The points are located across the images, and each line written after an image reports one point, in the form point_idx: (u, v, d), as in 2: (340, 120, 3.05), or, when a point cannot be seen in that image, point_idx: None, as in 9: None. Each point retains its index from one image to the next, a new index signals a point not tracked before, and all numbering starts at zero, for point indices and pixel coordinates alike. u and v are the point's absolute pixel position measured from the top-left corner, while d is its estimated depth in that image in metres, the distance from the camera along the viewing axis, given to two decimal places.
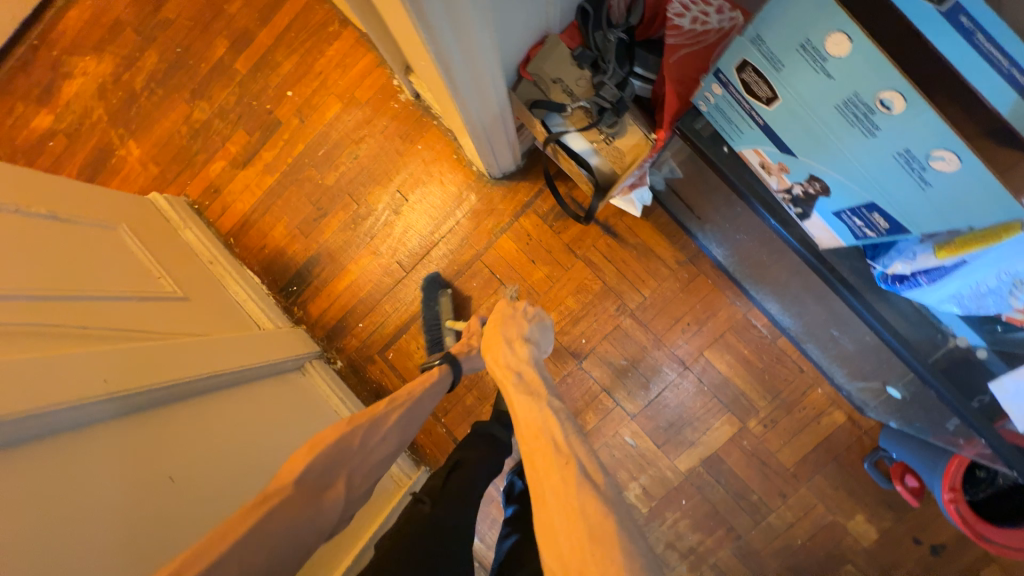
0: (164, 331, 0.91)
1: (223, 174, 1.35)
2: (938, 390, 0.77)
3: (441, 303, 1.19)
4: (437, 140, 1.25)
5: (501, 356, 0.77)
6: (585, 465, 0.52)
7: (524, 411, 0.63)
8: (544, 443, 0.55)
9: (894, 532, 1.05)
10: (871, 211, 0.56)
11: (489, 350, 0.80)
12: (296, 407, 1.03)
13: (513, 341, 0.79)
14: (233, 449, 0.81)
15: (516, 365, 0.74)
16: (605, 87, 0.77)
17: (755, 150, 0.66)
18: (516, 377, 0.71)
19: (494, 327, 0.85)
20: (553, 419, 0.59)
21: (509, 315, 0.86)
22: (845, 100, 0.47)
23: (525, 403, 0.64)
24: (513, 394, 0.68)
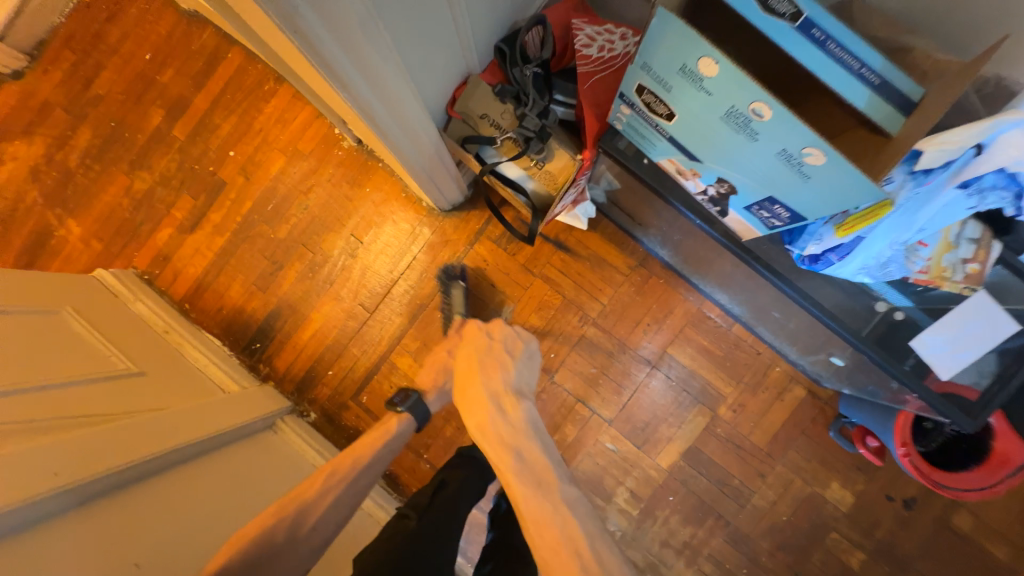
0: (119, 412, 0.88)
1: (172, 240, 1.34)
2: (872, 357, 0.80)
3: (455, 296, 1.19)
4: (385, 181, 1.28)
5: (487, 421, 0.72)
6: (606, 569, 0.53)
7: (531, 510, 0.59)
8: (564, 552, 0.54)
9: (869, 494, 1.10)
10: (773, 203, 0.61)
11: (471, 417, 0.75)
12: (273, 467, 1.01)
13: (502, 401, 0.75)
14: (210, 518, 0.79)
15: (509, 440, 0.69)
16: (528, 118, 0.83)
17: (670, 160, 0.72)
18: (512, 459, 0.66)
19: (471, 385, 0.79)
20: (570, 518, 0.57)
21: (486, 349, 0.87)
22: (727, 112, 0.53)
23: (530, 500, 0.60)
24: (514, 486, 0.63)
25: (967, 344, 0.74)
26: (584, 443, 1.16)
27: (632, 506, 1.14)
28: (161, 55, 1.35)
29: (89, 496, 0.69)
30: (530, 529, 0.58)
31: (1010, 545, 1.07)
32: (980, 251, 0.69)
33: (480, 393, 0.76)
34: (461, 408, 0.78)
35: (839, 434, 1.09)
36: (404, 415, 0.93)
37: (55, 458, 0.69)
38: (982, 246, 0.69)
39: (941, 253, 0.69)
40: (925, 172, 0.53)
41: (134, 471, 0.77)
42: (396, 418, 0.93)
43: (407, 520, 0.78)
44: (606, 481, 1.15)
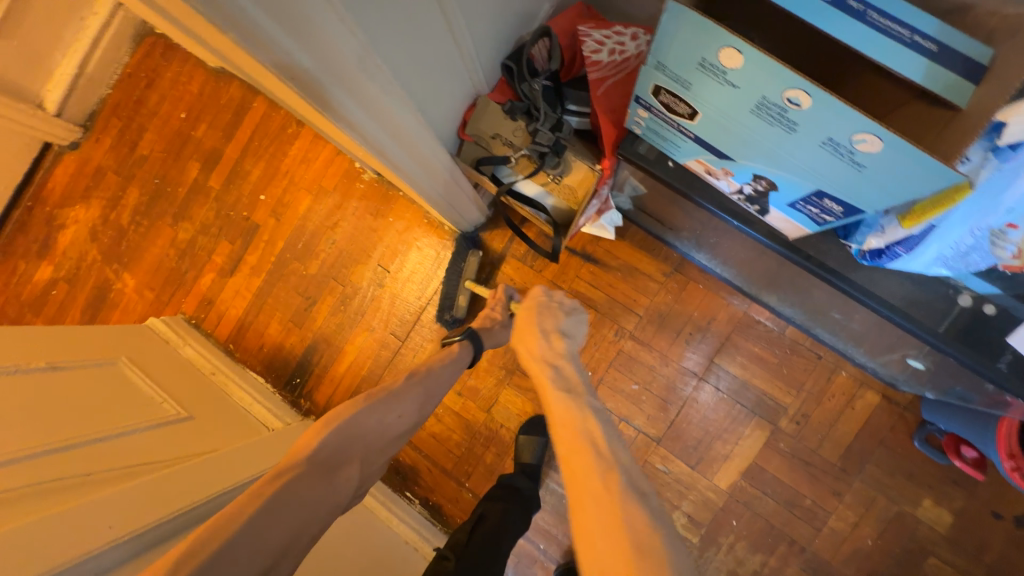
0: (170, 457, 0.91)
1: (214, 284, 1.40)
2: (958, 358, 0.72)
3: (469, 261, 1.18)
4: (406, 209, 1.29)
5: (540, 351, 0.78)
6: (630, 473, 0.56)
7: (561, 410, 0.66)
8: (586, 449, 0.59)
9: (970, 511, 0.96)
10: (822, 197, 0.54)
11: (521, 342, 0.82)
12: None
13: (550, 333, 0.80)
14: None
15: (553, 360, 0.75)
16: (540, 133, 0.80)
17: (698, 161, 0.67)
18: (552, 374, 0.73)
19: (522, 317, 0.85)
20: (597, 427, 0.62)
21: (543, 303, 0.86)
22: (757, 104, 0.47)
23: (564, 404, 0.67)
24: (551, 394, 0.69)
25: None
26: None
27: (691, 532, 1.05)
28: (195, 112, 1.44)
29: (142, 548, 0.70)
30: (556, 427, 0.65)
31: None
32: None
33: (533, 325, 0.82)
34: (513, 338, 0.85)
35: (925, 444, 0.96)
36: (464, 345, 0.93)
37: (115, 508, 0.71)
38: None
39: None
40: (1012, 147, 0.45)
41: (187, 519, 0.77)
42: (455, 343, 0.93)
43: (446, 561, 0.77)
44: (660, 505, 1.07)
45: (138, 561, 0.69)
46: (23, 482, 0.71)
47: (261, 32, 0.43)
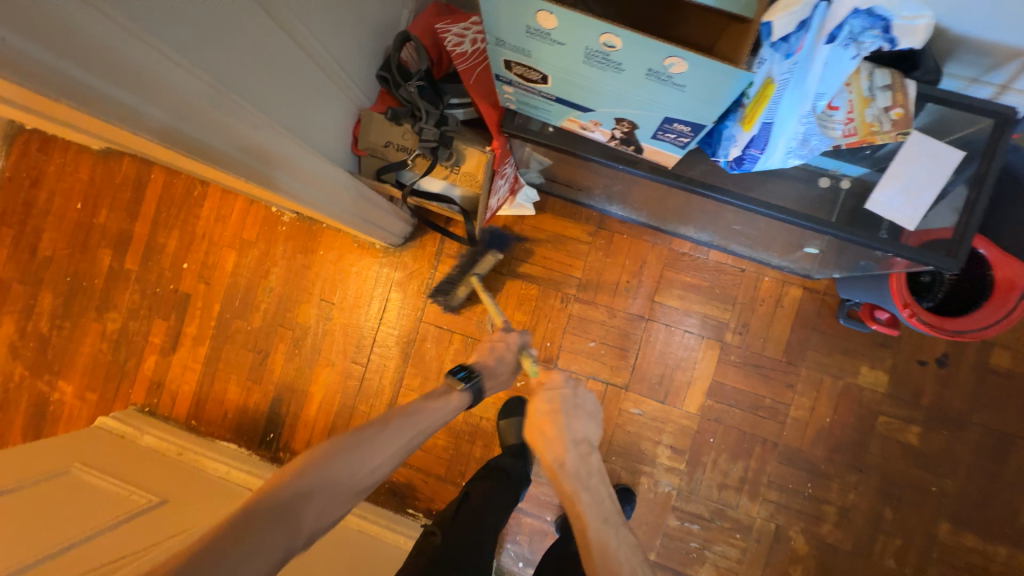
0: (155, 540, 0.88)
1: (159, 366, 1.35)
2: (854, 239, 0.76)
3: (484, 260, 1.15)
4: (334, 238, 1.29)
5: (573, 464, 0.74)
6: None
7: (600, 550, 0.67)
8: None
9: (900, 366, 1.07)
10: (671, 123, 0.60)
11: (544, 447, 0.76)
12: (335, 550, 0.99)
13: (579, 445, 0.77)
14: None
15: (584, 479, 0.74)
16: (425, 130, 0.83)
17: (570, 120, 0.72)
18: (584, 500, 0.72)
19: (545, 417, 0.78)
20: (638, 574, 0.65)
21: (568, 397, 0.80)
22: (586, 54, 0.53)
23: (601, 539, 0.68)
24: (586, 525, 0.70)
25: (921, 186, 0.74)
26: (610, 417, 1.14)
27: (677, 461, 1.12)
28: (91, 200, 1.39)
29: None
30: (597, 568, 0.65)
31: None
32: (897, 94, 0.68)
33: (560, 428, 0.76)
34: (528, 433, 0.79)
35: (848, 319, 1.07)
36: (464, 393, 0.85)
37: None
38: (898, 88, 0.68)
39: (861, 110, 0.68)
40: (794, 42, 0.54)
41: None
42: (455, 396, 0.84)
43: (434, 536, 0.81)
44: (644, 445, 1.13)
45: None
46: None
47: (90, 91, 0.44)
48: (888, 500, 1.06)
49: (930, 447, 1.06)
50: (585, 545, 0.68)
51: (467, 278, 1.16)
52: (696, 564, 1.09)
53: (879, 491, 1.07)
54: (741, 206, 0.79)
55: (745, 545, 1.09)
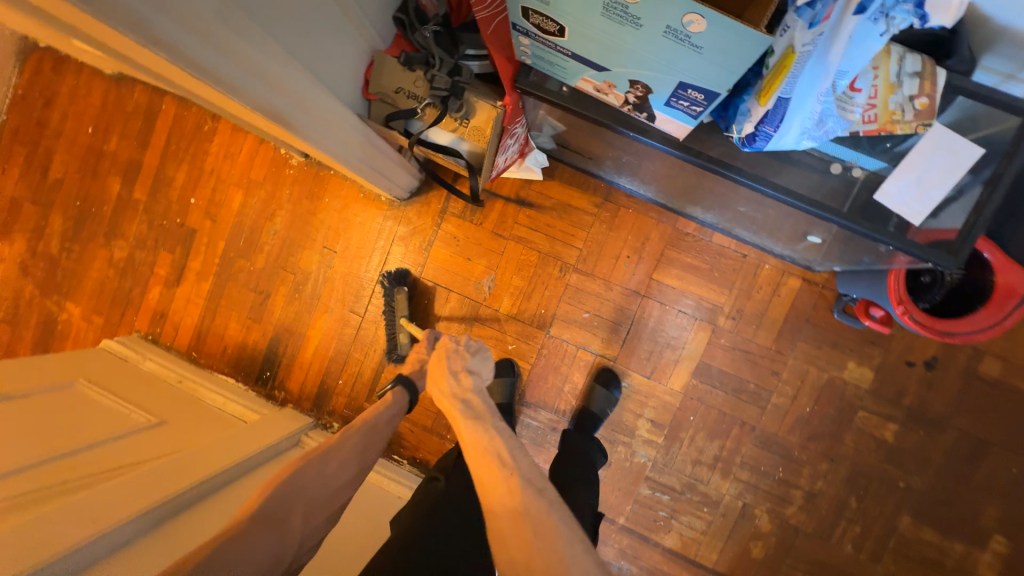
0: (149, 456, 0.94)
1: (164, 297, 1.39)
2: (861, 232, 0.76)
3: (396, 298, 1.20)
4: (341, 186, 1.29)
5: (446, 386, 0.78)
6: (528, 474, 0.61)
7: (471, 441, 0.67)
8: (492, 463, 0.62)
9: (888, 364, 1.09)
10: (685, 89, 0.60)
11: (431, 385, 0.81)
12: None
13: (457, 373, 0.80)
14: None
15: (461, 395, 0.76)
16: (437, 78, 0.81)
17: (585, 80, 0.70)
18: (460, 409, 0.73)
19: (434, 362, 0.84)
20: (500, 444, 0.65)
21: (450, 349, 0.85)
22: (605, 5, 0.52)
23: (472, 432, 0.68)
24: (461, 427, 0.71)
25: (933, 181, 0.72)
26: None
27: (656, 434, 1.15)
28: (103, 126, 1.38)
29: (127, 539, 0.74)
30: (472, 458, 0.66)
31: None
32: (926, 83, 0.66)
33: (440, 366, 0.81)
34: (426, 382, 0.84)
35: (843, 313, 1.07)
36: (398, 389, 0.94)
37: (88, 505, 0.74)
38: (927, 78, 0.66)
39: (884, 95, 0.66)
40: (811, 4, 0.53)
41: (159, 514, 0.80)
42: (390, 394, 0.93)
43: (437, 481, 0.85)
44: (625, 417, 1.16)
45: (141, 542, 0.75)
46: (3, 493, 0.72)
47: None
48: (855, 489, 1.10)
49: (905, 445, 1.08)
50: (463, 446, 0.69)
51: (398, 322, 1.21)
52: (662, 531, 1.14)
53: (848, 481, 1.10)
54: (751, 187, 0.77)
55: (711, 519, 1.13)
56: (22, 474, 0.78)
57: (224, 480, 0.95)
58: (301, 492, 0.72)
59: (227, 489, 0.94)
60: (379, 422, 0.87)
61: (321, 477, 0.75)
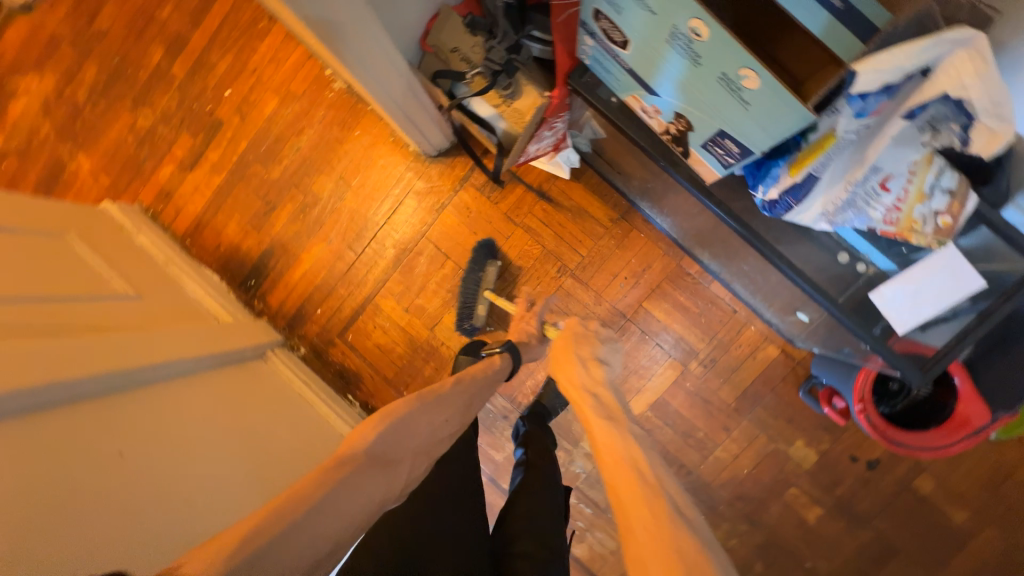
0: (113, 324, 0.97)
1: (173, 178, 1.39)
2: (846, 325, 0.77)
3: (485, 271, 1.19)
4: (373, 125, 1.29)
5: (580, 377, 0.97)
6: (674, 501, 0.71)
7: (606, 439, 0.85)
8: (632, 473, 0.78)
9: (832, 453, 1.12)
10: (723, 138, 0.60)
11: (569, 372, 0.99)
12: (270, 404, 1.08)
13: (589, 362, 0.98)
14: (176, 448, 0.81)
15: (592, 389, 0.95)
16: (494, 50, 0.80)
17: (634, 97, 0.71)
18: (592, 400, 0.93)
19: (563, 346, 1.05)
20: (635, 450, 0.82)
21: (583, 336, 1.06)
22: (670, 33, 0.52)
23: (607, 429, 0.86)
24: (595, 418, 0.89)
25: (929, 299, 0.73)
26: None
27: None
28: None
29: (78, 395, 0.78)
30: (604, 454, 0.83)
31: (971, 510, 1.08)
32: (954, 203, 0.65)
33: (576, 359, 0.98)
34: (558, 365, 1.03)
35: (807, 393, 1.10)
36: (506, 355, 0.93)
37: (44, 355, 0.77)
38: (958, 198, 0.64)
39: (911, 204, 0.65)
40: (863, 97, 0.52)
41: (111, 382, 0.83)
42: (496, 356, 0.93)
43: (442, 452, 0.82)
44: (574, 426, 1.20)
45: (86, 402, 0.79)
46: None
47: None
48: (764, 557, 1.14)
49: (823, 531, 1.12)
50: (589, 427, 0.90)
51: (483, 294, 1.19)
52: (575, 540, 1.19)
53: (759, 548, 1.14)
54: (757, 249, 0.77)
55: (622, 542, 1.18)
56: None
57: (181, 370, 0.98)
58: (405, 437, 0.61)
59: (181, 378, 0.97)
60: (484, 379, 0.83)
61: (429, 427, 0.65)
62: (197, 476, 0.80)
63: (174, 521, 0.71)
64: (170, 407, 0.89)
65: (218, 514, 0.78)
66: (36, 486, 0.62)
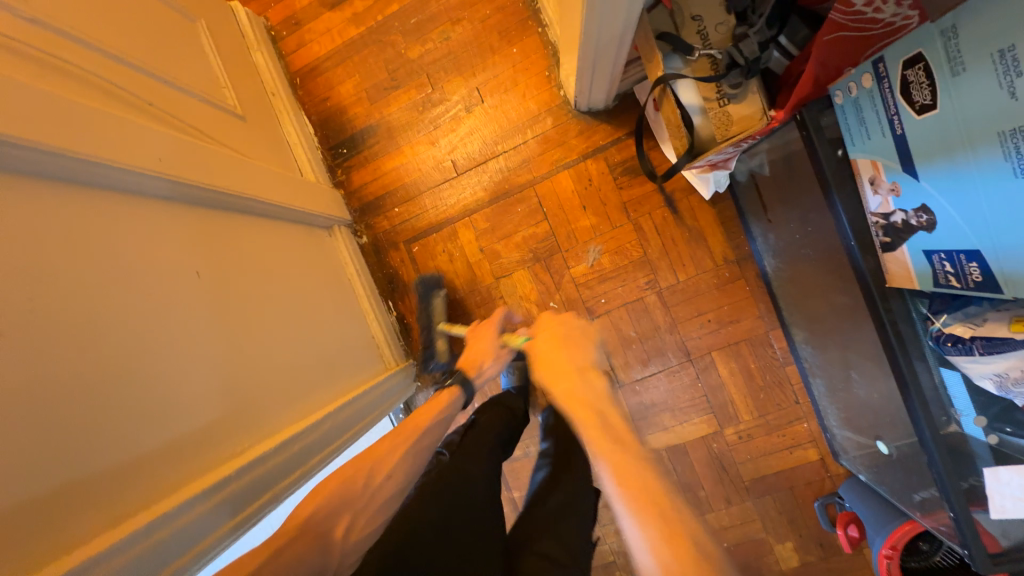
0: (209, 134, 0.92)
1: (310, 8, 1.28)
2: (935, 468, 0.73)
3: (433, 304, 1.16)
4: (534, 50, 1.17)
5: (577, 386, 0.65)
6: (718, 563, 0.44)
7: (619, 472, 0.51)
8: (657, 517, 0.46)
9: (814, 567, 1.11)
10: (969, 259, 0.53)
11: (551, 370, 0.69)
12: (320, 281, 1.06)
13: (585, 368, 0.68)
14: (234, 292, 0.81)
15: (595, 400, 0.62)
16: (746, 41, 0.69)
17: (872, 163, 0.62)
18: (597, 410, 0.61)
19: (554, 333, 0.76)
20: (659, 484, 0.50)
21: (564, 332, 0.76)
22: (1013, 128, 0.44)
23: (614, 454, 0.53)
24: (591, 429, 0.57)
25: None
26: None
27: None
28: None
29: (166, 197, 0.76)
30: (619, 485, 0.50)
31: None
32: None
33: (562, 353, 0.71)
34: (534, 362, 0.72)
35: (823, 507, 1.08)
36: (455, 390, 0.86)
37: (150, 141, 0.74)
38: None
39: None
40: None
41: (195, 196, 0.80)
42: (447, 392, 0.85)
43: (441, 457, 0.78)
44: None
45: (173, 205, 0.77)
46: (82, 64, 0.71)
47: None
48: None
49: None
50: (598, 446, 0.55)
51: (438, 331, 1.15)
52: None
53: None
54: (894, 362, 0.71)
55: None
56: (106, 61, 0.76)
57: (258, 211, 0.96)
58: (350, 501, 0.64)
59: (252, 218, 0.94)
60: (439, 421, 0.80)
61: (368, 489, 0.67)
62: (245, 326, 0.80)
63: (211, 360, 0.71)
64: (239, 247, 0.87)
65: (255, 369, 0.79)
66: (105, 277, 0.61)
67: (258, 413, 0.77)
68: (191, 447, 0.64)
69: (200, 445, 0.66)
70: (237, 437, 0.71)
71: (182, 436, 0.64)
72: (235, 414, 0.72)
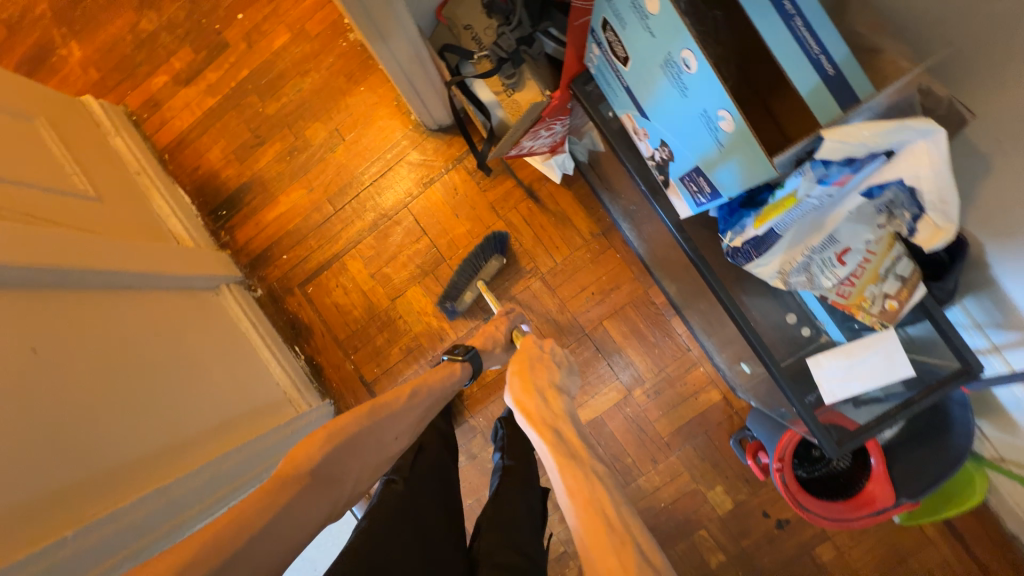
0: (54, 218, 0.93)
1: (166, 88, 1.34)
2: (781, 387, 0.76)
3: (489, 262, 1.18)
4: (380, 84, 1.26)
5: (535, 403, 0.67)
6: (643, 548, 0.46)
7: (567, 471, 0.54)
8: (599, 516, 0.48)
9: (747, 505, 1.14)
10: (699, 174, 0.61)
11: (519, 388, 0.71)
12: (206, 337, 1.04)
13: (546, 389, 0.71)
14: (95, 354, 0.80)
15: (553, 420, 0.64)
16: (504, 37, 0.78)
17: (628, 116, 0.70)
18: (563, 426, 0.63)
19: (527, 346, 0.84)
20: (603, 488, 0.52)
21: (536, 357, 0.80)
22: (664, 59, 0.54)
23: (562, 460, 0.55)
24: (548, 439, 0.60)
25: (860, 375, 0.73)
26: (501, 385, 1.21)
27: None
28: None
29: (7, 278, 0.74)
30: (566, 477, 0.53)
31: None
32: (904, 289, 0.67)
33: (534, 372, 0.75)
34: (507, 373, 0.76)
35: (737, 443, 1.12)
36: (466, 365, 0.92)
37: None
38: (907, 285, 0.67)
39: (866, 283, 0.68)
40: (824, 163, 0.56)
41: (41, 275, 0.79)
42: (460, 367, 0.91)
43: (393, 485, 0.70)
44: None
45: (16, 287, 0.76)
46: None
47: None
48: None
49: None
50: (550, 445, 0.59)
51: (474, 282, 1.18)
52: None
53: None
54: (714, 291, 0.77)
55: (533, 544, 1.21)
56: None
57: (127, 282, 0.95)
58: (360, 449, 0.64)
59: (121, 289, 0.93)
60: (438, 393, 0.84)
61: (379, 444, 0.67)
62: (110, 389, 0.78)
63: (69, 430, 0.69)
64: (103, 315, 0.86)
65: (128, 429, 0.77)
66: None
67: (131, 476, 0.74)
68: (42, 517, 0.62)
69: (43, 514, 0.62)
70: (87, 502, 0.67)
71: (34, 512, 0.61)
72: (91, 477, 0.69)
